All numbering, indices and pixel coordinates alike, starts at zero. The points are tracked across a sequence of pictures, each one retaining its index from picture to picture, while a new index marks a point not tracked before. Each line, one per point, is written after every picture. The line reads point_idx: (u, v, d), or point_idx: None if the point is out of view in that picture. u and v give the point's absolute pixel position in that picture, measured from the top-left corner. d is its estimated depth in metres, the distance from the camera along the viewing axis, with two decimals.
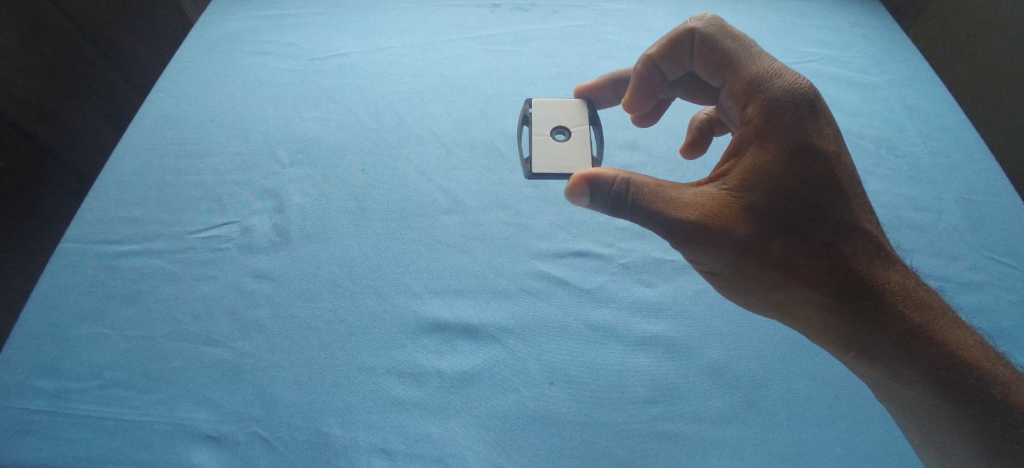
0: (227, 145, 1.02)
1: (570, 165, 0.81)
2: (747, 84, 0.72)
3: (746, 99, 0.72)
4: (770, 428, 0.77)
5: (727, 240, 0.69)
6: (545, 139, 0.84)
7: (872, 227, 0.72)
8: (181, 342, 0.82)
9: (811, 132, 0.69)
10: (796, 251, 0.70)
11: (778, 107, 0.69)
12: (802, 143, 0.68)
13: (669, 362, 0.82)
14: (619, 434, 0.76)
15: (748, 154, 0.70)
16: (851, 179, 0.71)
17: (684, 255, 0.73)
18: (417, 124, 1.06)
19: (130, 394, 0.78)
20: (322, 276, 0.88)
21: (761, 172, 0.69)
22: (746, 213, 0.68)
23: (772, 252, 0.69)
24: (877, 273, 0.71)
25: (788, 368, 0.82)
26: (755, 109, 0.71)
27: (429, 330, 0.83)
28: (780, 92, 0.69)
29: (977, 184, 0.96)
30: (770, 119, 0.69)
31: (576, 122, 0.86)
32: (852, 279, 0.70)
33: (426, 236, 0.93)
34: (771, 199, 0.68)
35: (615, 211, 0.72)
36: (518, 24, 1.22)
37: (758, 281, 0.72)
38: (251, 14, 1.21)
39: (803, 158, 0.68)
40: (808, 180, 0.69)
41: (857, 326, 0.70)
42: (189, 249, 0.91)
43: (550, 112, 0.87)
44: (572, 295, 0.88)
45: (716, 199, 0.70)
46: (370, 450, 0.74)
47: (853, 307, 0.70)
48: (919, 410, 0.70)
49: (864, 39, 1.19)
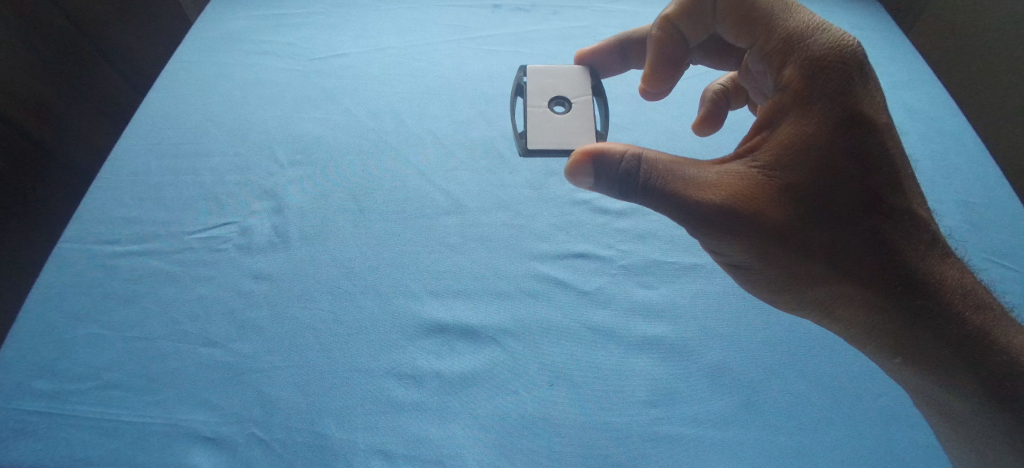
0: (170, 132, 0.87)
1: (572, 138, 0.68)
2: (784, 42, 0.57)
3: (783, 61, 0.57)
4: (853, 437, 0.61)
5: (754, 225, 0.54)
6: (541, 112, 0.70)
7: (924, 211, 0.56)
8: (115, 338, 0.67)
9: (863, 100, 0.54)
10: (839, 237, 0.54)
11: (822, 71, 0.54)
12: (854, 113, 0.54)
13: (670, 364, 0.66)
14: (637, 437, 0.61)
15: (787, 126, 0.55)
16: (901, 154, 0.56)
17: (708, 242, 0.58)
18: (392, 101, 0.92)
19: (44, 402, 0.63)
20: (271, 273, 0.73)
21: (793, 146, 0.54)
22: (780, 196, 0.54)
23: (810, 238, 0.54)
24: (932, 266, 0.55)
25: (829, 376, 0.65)
26: (794, 70, 0.56)
27: (430, 329, 0.68)
28: (826, 53, 0.55)
29: (997, 178, 0.83)
30: (813, 82, 0.54)
31: (578, 92, 0.72)
32: (918, 278, 0.54)
33: (409, 226, 0.77)
34: (814, 179, 0.54)
35: (632, 193, 0.57)
36: (519, 25, 1.06)
37: (791, 275, 0.57)
38: (251, 14, 1.06)
39: (850, 131, 0.54)
40: (852, 153, 0.54)
41: (915, 332, 0.55)
42: (122, 244, 0.75)
43: (547, 80, 0.73)
44: (577, 297, 0.71)
45: (749, 179, 0.55)
46: (370, 452, 0.60)
47: (905, 307, 0.54)
48: (970, 421, 0.56)
49: (887, 27, 1.08)
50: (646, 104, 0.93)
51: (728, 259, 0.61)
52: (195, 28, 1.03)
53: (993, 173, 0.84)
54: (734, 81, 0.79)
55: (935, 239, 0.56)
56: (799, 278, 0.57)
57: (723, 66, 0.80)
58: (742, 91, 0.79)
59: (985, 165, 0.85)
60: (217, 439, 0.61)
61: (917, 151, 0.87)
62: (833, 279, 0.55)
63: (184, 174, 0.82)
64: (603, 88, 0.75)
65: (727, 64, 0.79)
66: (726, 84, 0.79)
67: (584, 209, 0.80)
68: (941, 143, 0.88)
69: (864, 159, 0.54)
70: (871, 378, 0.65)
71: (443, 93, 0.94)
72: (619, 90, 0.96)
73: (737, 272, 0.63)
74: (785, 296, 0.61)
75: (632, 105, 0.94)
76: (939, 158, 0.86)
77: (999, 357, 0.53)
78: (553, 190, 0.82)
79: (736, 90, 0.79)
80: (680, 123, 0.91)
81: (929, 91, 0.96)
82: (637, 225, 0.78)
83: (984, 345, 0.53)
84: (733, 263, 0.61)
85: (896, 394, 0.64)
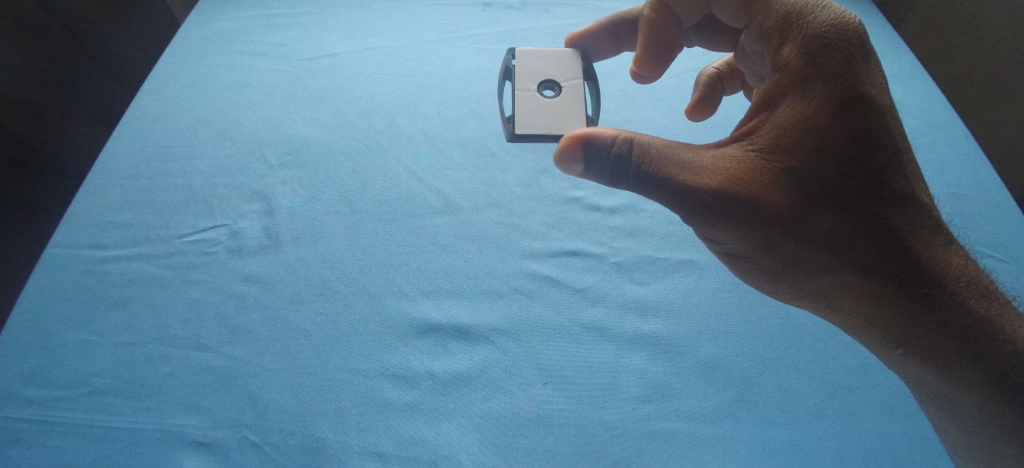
0: (160, 135, 0.86)
1: (562, 122, 0.68)
2: (783, 20, 0.57)
3: (782, 39, 0.57)
4: (848, 431, 0.61)
5: (753, 212, 0.54)
6: (530, 95, 0.70)
7: (925, 196, 0.56)
8: (105, 343, 0.67)
9: (865, 80, 0.54)
10: (838, 224, 0.54)
11: (823, 50, 0.54)
12: (855, 93, 0.54)
13: (666, 361, 0.65)
14: (634, 434, 0.61)
15: (787, 107, 0.55)
16: (903, 137, 0.56)
17: (705, 230, 0.58)
18: (382, 100, 0.92)
19: (33, 410, 0.62)
20: (261, 275, 0.72)
21: (792, 129, 0.54)
22: (779, 178, 0.53)
23: (810, 224, 0.54)
24: (934, 253, 0.55)
25: (823, 370, 0.65)
26: (794, 49, 0.56)
27: (422, 329, 0.67)
28: (826, 31, 0.55)
29: (988, 170, 0.84)
30: (814, 60, 0.54)
31: (568, 75, 0.72)
32: (918, 264, 0.54)
33: (401, 226, 0.77)
34: (813, 163, 0.53)
35: (623, 179, 0.57)
36: (508, 23, 1.05)
37: (792, 262, 0.56)
38: (239, 15, 1.05)
39: (852, 111, 0.53)
40: (854, 136, 0.53)
41: (916, 319, 0.54)
42: (112, 249, 0.74)
43: (537, 64, 0.73)
44: (571, 295, 0.71)
45: (746, 163, 0.54)
46: (364, 453, 0.60)
47: (907, 293, 0.54)
48: (970, 410, 0.56)
49: (878, 21, 1.08)
50: (637, 100, 0.93)
51: (726, 249, 0.61)
52: (181, 31, 1.02)
53: (984, 166, 0.84)
54: (729, 65, 0.79)
55: (938, 225, 0.56)
56: (798, 266, 0.56)
57: (717, 49, 0.80)
58: (738, 75, 0.79)
59: (977, 158, 0.85)
60: (209, 444, 0.60)
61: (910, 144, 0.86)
62: (832, 265, 0.55)
63: (173, 177, 0.81)
64: (594, 72, 0.75)
65: (723, 47, 0.79)
66: (721, 68, 0.79)
67: (576, 206, 0.79)
68: (932, 137, 0.88)
69: (867, 140, 0.54)
70: (864, 370, 0.65)
71: (434, 92, 0.93)
72: (610, 86, 0.95)
73: (734, 262, 0.63)
74: (784, 285, 0.61)
75: (624, 101, 0.93)
76: (931, 148, 0.86)
77: (1003, 344, 0.53)
78: (544, 187, 0.82)
79: (731, 74, 0.79)
80: (672, 119, 0.90)
81: (919, 85, 0.96)
82: (631, 222, 0.78)
83: (986, 331, 0.53)
84: (730, 252, 0.61)
85: (892, 387, 0.64)
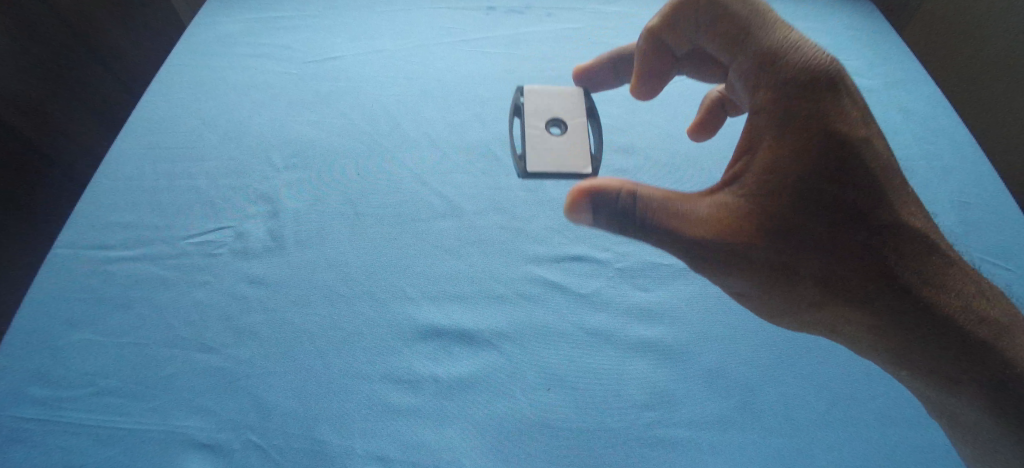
0: (166, 136, 0.86)
1: (567, 161, 0.69)
2: (759, 66, 0.61)
3: (760, 84, 0.61)
4: (851, 439, 0.61)
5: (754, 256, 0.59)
6: (538, 134, 0.71)
7: (912, 219, 0.61)
8: (111, 344, 0.67)
9: (839, 120, 0.58)
10: (831, 264, 0.60)
11: (798, 94, 0.58)
12: (831, 135, 0.58)
13: (669, 367, 0.66)
14: (636, 440, 0.61)
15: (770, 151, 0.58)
16: (883, 165, 0.60)
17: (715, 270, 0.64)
18: (387, 103, 0.92)
19: (39, 410, 0.62)
20: (265, 278, 0.73)
21: (785, 162, 0.57)
22: (773, 224, 0.58)
23: (804, 266, 0.60)
24: (927, 272, 0.59)
25: (827, 378, 0.65)
26: (771, 95, 0.60)
27: (426, 333, 0.68)
28: (800, 75, 0.59)
29: (993, 177, 0.84)
30: (790, 105, 0.58)
31: (573, 114, 0.74)
32: (909, 289, 0.59)
33: (405, 230, 0.77)
34: (801, 207, 0.58)
35: (628, 227, 0.61)
36: (512, 26, 1.05)
37: (792, 300, 0.63)
38: (244, 16, 1.06)
39: (830, 154, 0.58)
40: (836, 175, 0.58)
41: (909, 338, 0.60)
42: (118, 249, 0.74)
43: (542, 101, 0.75)
44: (574, 300, 0.71)
45: (738, 210, 0.59)
46: (367, 457, 0.60)
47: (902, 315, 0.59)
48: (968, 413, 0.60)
49: (883, 27, 1.08)
50: (641, 104, 0.93)
51: (733, 288, 0.66)
52: (187, 32, 1.03)
53: (989, 173, 0.84)
54: None
55: (928, 245, 0.60)
56: (798, 303, 0.63)
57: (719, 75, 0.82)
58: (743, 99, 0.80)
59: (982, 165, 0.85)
60: (213, 446, 0.61)
61: (915, 152, 0.86)
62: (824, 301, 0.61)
63: (179, 179, 0.82)
64: (596, 110, 0.77)
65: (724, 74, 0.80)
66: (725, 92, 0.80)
67: None
68: (936, 143, 0.88)
69: (847, 177, 0.58)
70: (867, 378, 0.65)
71: (438, 95, 0.93)
72: (615, 91, 0.95)
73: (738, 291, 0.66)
74: (790, 317, 0.66)
75: (628, 106, 0.93)
76: (936, 155, 0.86)
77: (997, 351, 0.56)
78: (548, 192, 0.82)
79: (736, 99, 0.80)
80: (676, 125, 0.91)
81: (923, 91, 0.96)
82: None
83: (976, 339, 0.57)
84: (741, 290, 0.66)
85: (895, 396, 0.64)
